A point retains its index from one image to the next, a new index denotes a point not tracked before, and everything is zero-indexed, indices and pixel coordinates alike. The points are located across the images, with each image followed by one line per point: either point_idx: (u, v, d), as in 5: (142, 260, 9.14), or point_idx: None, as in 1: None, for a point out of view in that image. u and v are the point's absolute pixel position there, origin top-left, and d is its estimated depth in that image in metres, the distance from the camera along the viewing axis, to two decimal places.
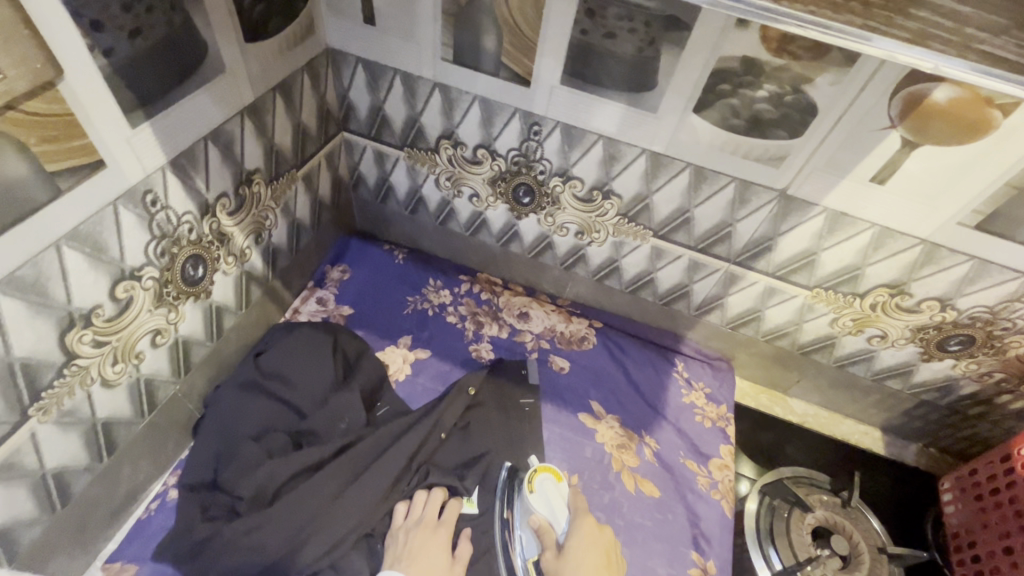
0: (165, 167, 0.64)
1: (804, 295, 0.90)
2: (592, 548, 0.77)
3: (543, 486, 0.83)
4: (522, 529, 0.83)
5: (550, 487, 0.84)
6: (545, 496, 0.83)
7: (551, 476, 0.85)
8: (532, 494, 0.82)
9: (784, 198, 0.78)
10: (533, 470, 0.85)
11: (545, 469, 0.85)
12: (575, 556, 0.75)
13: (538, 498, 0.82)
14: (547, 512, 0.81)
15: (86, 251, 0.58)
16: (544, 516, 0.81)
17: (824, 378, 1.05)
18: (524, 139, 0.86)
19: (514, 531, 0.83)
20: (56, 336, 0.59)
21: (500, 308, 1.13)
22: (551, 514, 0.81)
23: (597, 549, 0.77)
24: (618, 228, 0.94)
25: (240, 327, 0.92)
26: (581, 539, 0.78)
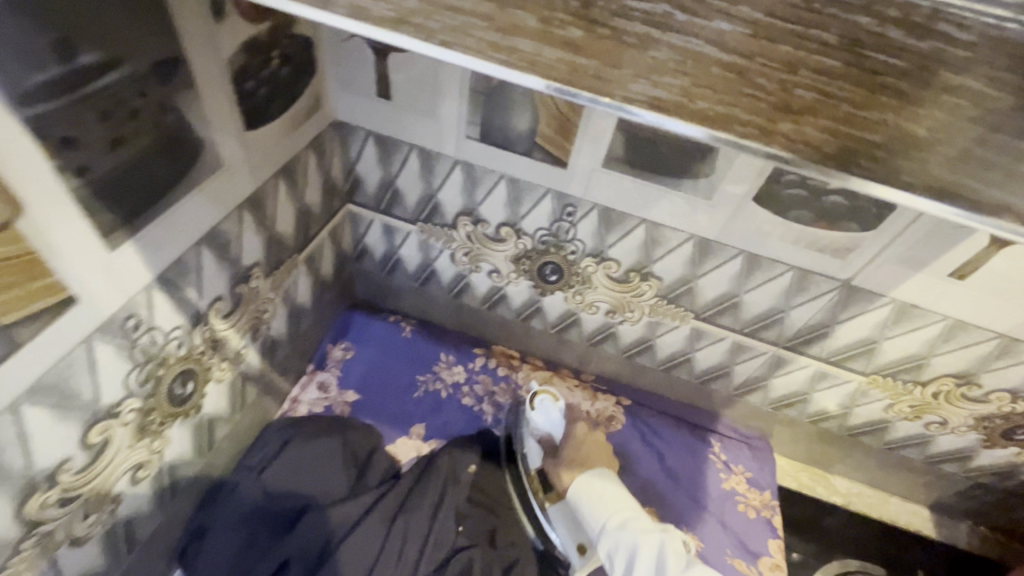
0: (150, 286, 0.54)
1: (859, 380, 0.83)
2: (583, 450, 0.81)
3: (542, 403, 0.85)
4: (528, 442, 0.87)
5: (549, 407, 0.85)
6: (544, 411, 0.85)
7: (550, 396, 0.86)
8: (533, 412, 0.85)
9: (847, 287, 0.71)
10: (533, 391, 0.87)
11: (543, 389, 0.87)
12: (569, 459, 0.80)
13: (538, 415, 0.85)
14: (546, 424, 0.84)
15: (53, 402, 0.47)
16: (546, 430, 0.84)
17: (873, 458, 0.97)
18: (555, 219, 0.78)
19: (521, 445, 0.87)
20: (12, 509, 0.47)
21: (519, 386, 1.04)
22: (551, 428, 0.84)
23: (594, 453, 0.81)
24: (655, 309, 0.85)
25: (235, 433, 0.80)
26: (576, 445, 0.82)
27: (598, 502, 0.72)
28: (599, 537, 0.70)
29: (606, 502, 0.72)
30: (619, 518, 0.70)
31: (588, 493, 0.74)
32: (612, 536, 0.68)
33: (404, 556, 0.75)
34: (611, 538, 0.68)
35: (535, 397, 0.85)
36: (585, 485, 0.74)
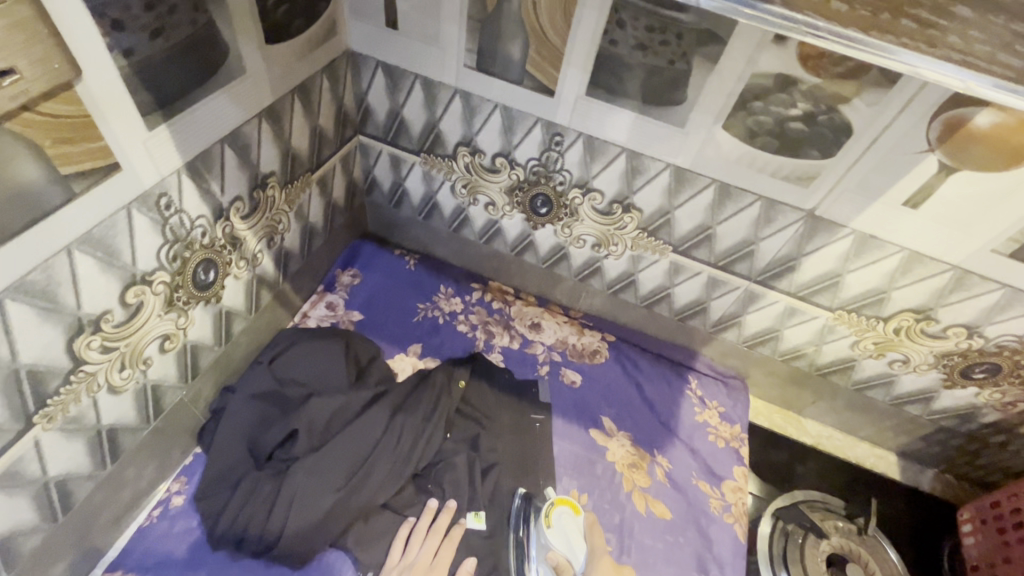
0: (181, 170, 0.62)
1: (825, 316, 0.88)
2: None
3: (561, 520, 0.79)
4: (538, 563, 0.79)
5: (568, 521, 0.79)
6: (562, 530, 0.78)
7: (569, 510, 0.80)
8: (549, 530, 0.78)
9: (811, 218, 0.76)
10: (550, 503, 0.80)
11: (562, 501, 0.81)
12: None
13: (555, 535, 0.78)
14: (565, 549, 0.77)
15: (98, 256, 0.57)
16: (564, 554, 0.77)
17: (842, 400, 1.02)
18: (544, 148, 0.84)
19: (530, 568, 0.78)
20: (64, 342, 0.57)
21: (512, 317, 1.11)
22: (568, 549, 0.77)
23: None
24: (637, 242, 0.92)
25: (250, 332, 0.90)
26: None
27: None
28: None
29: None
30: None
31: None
32: None
33: (399, 445, 0.81)
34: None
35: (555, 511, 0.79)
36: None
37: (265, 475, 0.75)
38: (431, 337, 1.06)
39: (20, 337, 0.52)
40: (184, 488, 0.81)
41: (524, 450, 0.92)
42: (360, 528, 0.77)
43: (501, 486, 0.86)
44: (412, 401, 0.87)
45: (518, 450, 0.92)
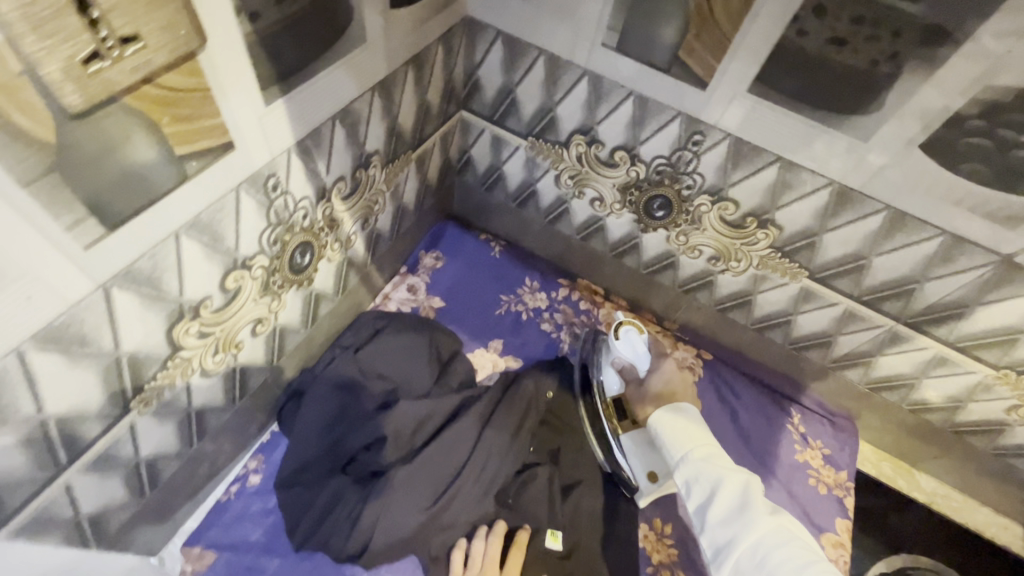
0: (291, 149, 0.56)
1: (984, 373, 0.75)
2: (671, 381, 0.73)
3: (626, 334, 0.83)
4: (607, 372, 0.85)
5: (634, 338, 0.83)
6: (629, 341, 0.82)
7: (635, 329, 0.84)
8: (616, 341, 0.83)
9: (1006, 265, 0.62)
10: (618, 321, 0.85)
11: (629, 320, 0.85)
12: (654, 390, 0.74)
13: (621, 345, 0.82)
14: (629, 355, 0.81)
15: (204, 241, 0.52)
16: (629, 361, 0.82)
17: (972, 463, 0.90)
18: (678, 148, 0.73)
19: (599, 374, 0.85)
20: (165, 329, 0.53)
21: (599, 321, 1.03)
22: (633, 356, 0.81)
23: (677, 379, 0.74)
24: (765, 261, 0.80)
25: (334, 314, 0.86)
26: (662, 374, 0.76)
27: (683, 429, 0.62)
28: (677, 463, 0.60)
29: (696, 433, 0.62)
30: (704, 451, 0.60)
31: (674, 423, 0.63)
32: (694, 463, 0.59)
33: (488, 464, 0.75)
34: (692, 465, 0.59)
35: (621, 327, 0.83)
36: (672, 418, 0.64)
37: (349, 482, 0.71)
38: (512, 333, 1.00)
39: (124, 326, 0.48)
40: (262, 467, 0.80)
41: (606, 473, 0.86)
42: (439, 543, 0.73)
43: (581, 509, 0.81)
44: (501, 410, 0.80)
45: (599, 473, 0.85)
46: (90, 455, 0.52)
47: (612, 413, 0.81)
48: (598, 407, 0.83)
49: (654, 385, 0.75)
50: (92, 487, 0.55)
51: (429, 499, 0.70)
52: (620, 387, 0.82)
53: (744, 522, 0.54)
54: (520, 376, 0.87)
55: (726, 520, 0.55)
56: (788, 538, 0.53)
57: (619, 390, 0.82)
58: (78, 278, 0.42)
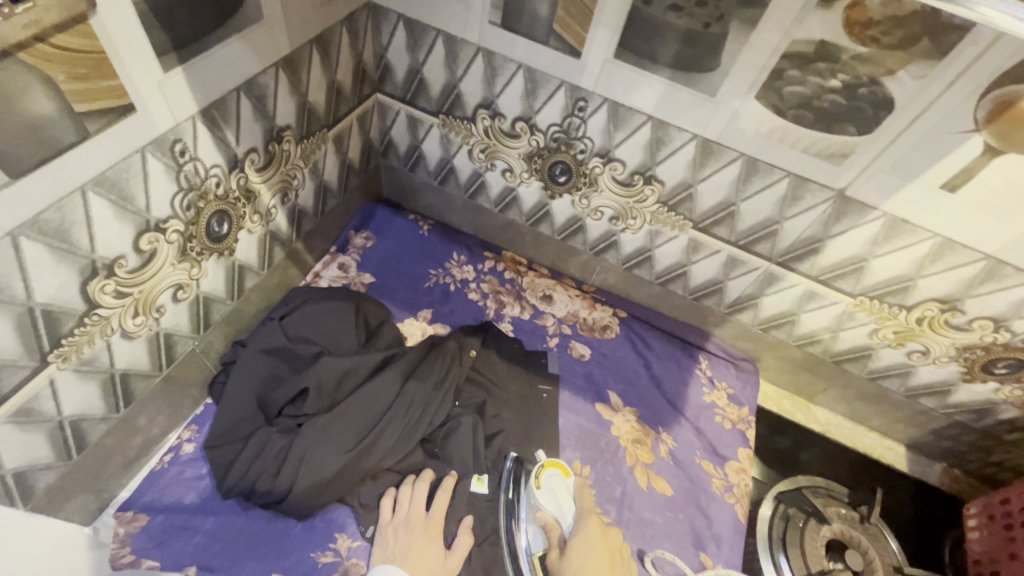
0: (196, 117, 0.61)
1: (845, 302, 0.86)
2: (595, 551, 0.70)
3: (549, 479, 0.78)
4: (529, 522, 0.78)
5: (558, 483, 0.78)
6: (551, 491, 0.77)
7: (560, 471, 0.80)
8: (539, 490, 0.77)
9: (840, 199, 0.73)
10: (540, 464, 0.79)
11: (552, 463, 0.80)
12: (574, 567, 0.69)
13: (544, 494, 0.77)
14: (552, 508, 0.76)
15: (112, 199, 0.56)
16: (552, 514, 0.77)
17: (854, 389, 1.01)
18: (567, 114, 0.82)
19: (521, 527, 0.78)
20: (79, 284, 0.57)
21: (523, 288, 1.10)
22: (557, 511, 0.76)
23: (601, 551, 0.70)
24: (656, 216, 0.89)
25: (261, 288, 0.90)
26: (584, 543, 0.71)
27: None
28: None
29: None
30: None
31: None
32: None
33: (410, 413, 0.80)
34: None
35: (542, 472, 0.78)
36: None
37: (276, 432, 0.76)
38: (441, 303, 1.06)
39: (35, 275, 0.52)
40: (195, 437, 0.83)
41: (529, 420, 0.93)
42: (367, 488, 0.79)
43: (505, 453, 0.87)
44: (424, 368, 0.86)
45: (522, 421, 0.92)
46: (8, 406, 0.55)
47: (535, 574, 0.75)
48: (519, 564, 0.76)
49: (574, 560, 0.70)
50: (13, 441, 0.58)
51: (352, 443, 0.75)
52: (544, 545, 0.76)
53: None
54: (444, 337, 0.94)
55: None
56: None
57: (543, 549, 0.76)
58: None
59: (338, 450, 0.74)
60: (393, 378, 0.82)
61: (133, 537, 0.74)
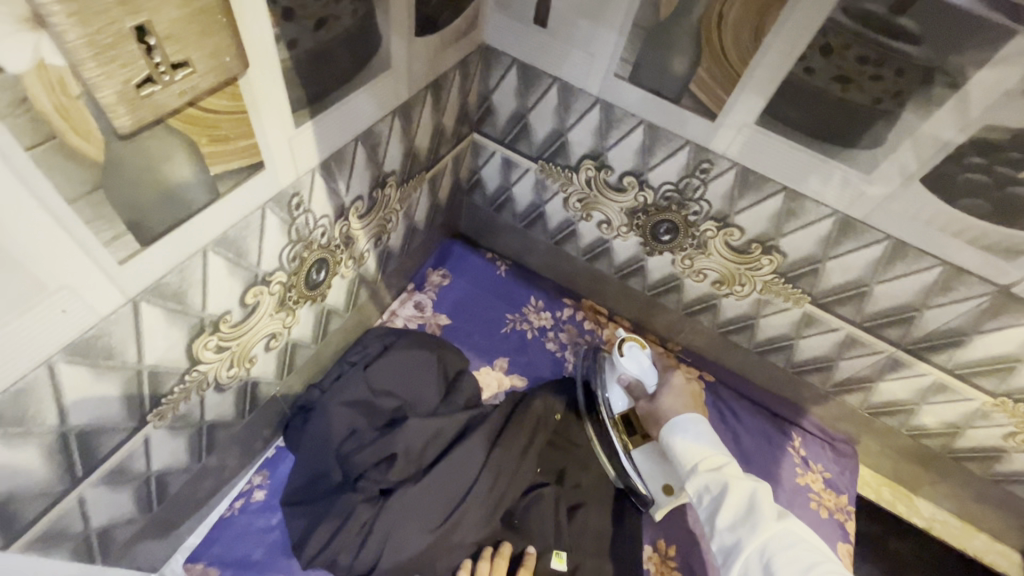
0: (315, 169, 0.58)
1: (981, 400, 0.77)
2: (683, 394, 0.78)
3: (630, 349, 0.83)
4: (611, 389, 0.85)
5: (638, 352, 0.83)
6: (634, 356, 0.82)
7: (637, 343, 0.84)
8: (621, 358, 0.82)
9: (1002, 295, 0.65)
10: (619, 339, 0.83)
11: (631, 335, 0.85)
12: (666, 404, 0.77)
13: (627, 361, 0.82)
14: (636, 371, 0.81)
15: (229, 257, 0.52)
16: (635, 376, 0.81)
17: (969, 488, 0.91)
18: (685, 174, 0.76)
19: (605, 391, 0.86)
20: (185, 343, 0.53)
21: (603, 341, 1.05)
22: (640, 373, 0.81)
23: (689, 395, 0.78)
24: (769, 286, 0.82)
25: (343, 329, 0.86)
26: (671, 390, 0.79)
27: (695, 441, 0.71)
28: (687, 475, 0.69)
29: (706, 442, 0.70)
30: (711, 460, 0.69)
31: (690, 429, 0.72)
32: (704, 476, 0.67)
33: (496, 484, 0.75)
34: (700, 474, 0.68)
35: (624, 342, 0.83)
36: (689, 423, 0.72)
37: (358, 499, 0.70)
38: (518, 351, 1.01)
39: (148, 339, 0.48)
40: (266, 483, 0.80)
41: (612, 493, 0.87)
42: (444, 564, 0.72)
43: (585, 529, 0.81)
44: (511, 433, 0.80)
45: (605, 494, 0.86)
46: (104, 468, 0.52)
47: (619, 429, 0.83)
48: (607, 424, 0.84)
49: (666, 399, 0.78)
50: (103, 501, 0.55)
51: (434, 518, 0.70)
52: (627, 404, 0.84)
53: (752, 525, 0.62)
54: (530, 395, 0.87)
55: (733, 524, 0.63)
56: (796, 538, 0.60)
57: (627, 407, 0.83)
58: (110, 292, 0.42)
59: (420, 524, 0.69)
60: (478, 444, 0.76)
61: None
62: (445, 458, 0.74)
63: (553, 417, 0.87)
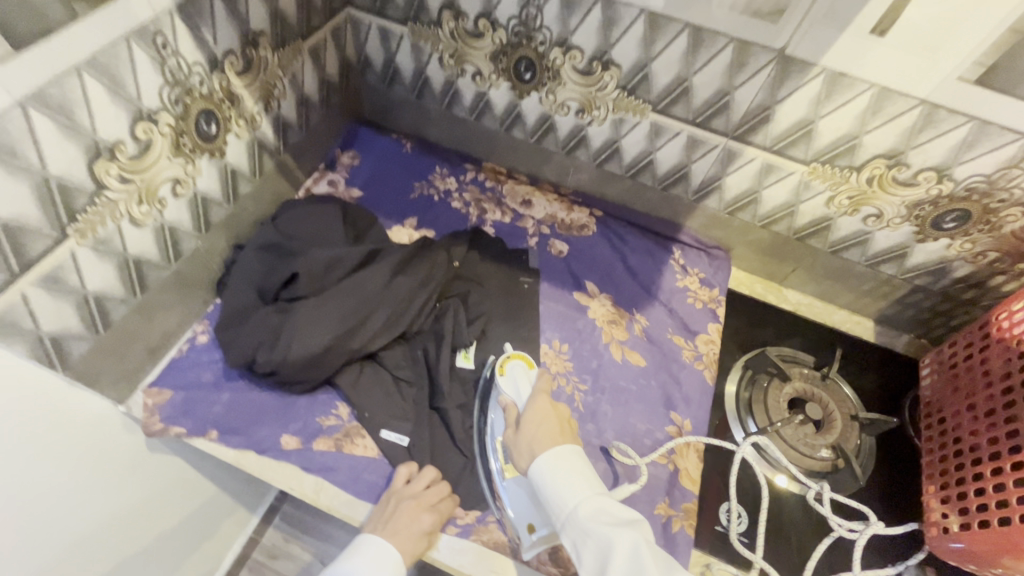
0: (173, 11, 0.67)
1: (800, 171, 0.90)
2: (546, 420, 0.72)
3: (512, 369, 0.83)
4: (495, 411, 0.84)
5: (520, 373, 0.83)
6: (513, 379, 0.82)
7: (523, 363, 0.84)
8: (501, 378, 0.82)
9: (782, 58, 0.77)
10: (506, 355, 0.85)
11: (518, 356, 0.84)
12: (529, 433, 0.72)
13: (506, 381, 0.82)
14: (512, 393, 0.81)
15: (106, 83, 0.63)
16: (512, 398, 0.80)
17: (820, 266, 1.06)
18: (524, 5, 0.87)
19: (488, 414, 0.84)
20: (86, 163, 0.65)
21: (503, 196, 1.16)
22: (516, 396, 0.80)
23: (551, 420, 0.73)
24: (618, 103, 0.94)
25: (256, 196, 0.98)
26: (537, 414, 0.74)
27: (567, 484, 0.65)
28: (563, 523, 0.63)
29: (579, 482, 0.65)
30: (590, 504, 0.63)
31: (555, 472, 0.66)
32: (577, 524, 0.62)
33: (397, 302, 0.89)
34: (575, 526, 0.62)
35: (506, 361, 0.83)
36: (554, 462, 0.66)
37: (271, 311, 0.84)
38: (425, 210, 1.13)
39: (47, 148, 0.60)
40: (207, 329, 0.93)
41: (511, 307, 1.01)
42: (347, 372, 0.87)
43: (487, 333, 0.96)
44: (411, 266, 0.93)
45: (505, 308, 1.01)
46: (39, 269, 0.64)
47: (499, 454, 0.81)
48: (489, 448, 0.82)
49: (527, 427, 0.73)
50: (46, 305, 0.67)
51: (338, 322, 0.83)
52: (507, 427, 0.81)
53: None
54: (435, 243, 0.99)
55: None
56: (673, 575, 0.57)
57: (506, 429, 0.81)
58: None
59: (326, 325, 0.83)
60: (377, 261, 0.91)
61: (161, 409, 0.85)
62: (350, 283, 0.87)
63: (451, 254, 1.01)
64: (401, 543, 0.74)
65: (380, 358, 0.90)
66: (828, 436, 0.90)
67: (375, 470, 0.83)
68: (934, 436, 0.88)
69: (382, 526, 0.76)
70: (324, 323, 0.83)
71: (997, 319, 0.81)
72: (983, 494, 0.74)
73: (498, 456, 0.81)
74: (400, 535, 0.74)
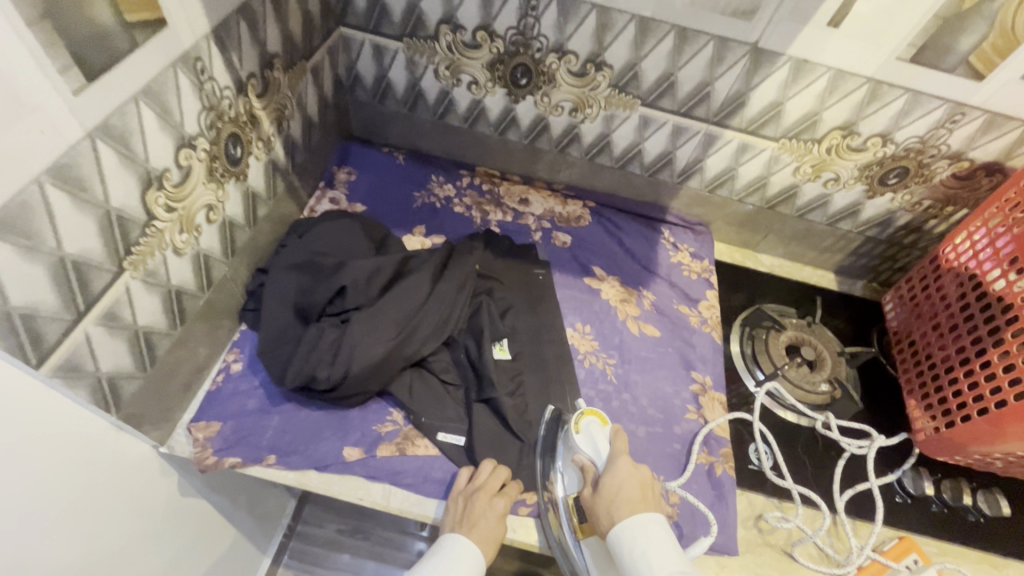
0: (209, 37, 0.68)
1: (771, 147, 1.04)
2: (628, 485, 0.72)
3: (588, 426, 0.81)
4: (567, 471, 0.83)
5: (596, 430, 0.81)
6: (590, 436, 0.80)
7: (597, 420, 0.82)
8: (577, 435, 0.80)
9: (755, 51, 0.90)
10: (579, 412, 0.83)
11: (592, 412, 0.83)
12: (610, 499, 0.71)
13: (583, 439, 0.80)
14: (589, 453, 0.79)
15: (157, 111, 0.63)
16: (588, 458, 0.79)
17: (788, 230, 1.21)
18: (522, 15, 0.94)
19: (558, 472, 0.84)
20: (140, 193, 0.64)
21: (501, 197, 1.22)
22: (594, 455, 0.79)
23: (634, 485, 0.72)
24: (610, 100, 1.04)
25: (270, 218, 0.97)
26: (617, 480, 0.73)
27: (646, 553, 0.63)
28: None
29: (657, 551, 0.63)
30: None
31: (634, 538, 0.65)
32: None
33: (442, 306, 0.93)
34: None
35: (580, 417, 0.81)
36: (633, 531, 0.65)
37: (326, 326, 0.85)
38: (430, 216, 1.16)
39: (109, 179, 0.59)
40: (240, 357, 0.90)
41: (532, 298, 1.07)
42: (400, 383, 0.89)
43: (516, 325, 1.02)
44: (448, 271, 0.98)
45: (527, 299, 1.06)
46: (99, 306, 0.62)
47: (570, 516, 0.79)
48: (557, 504, 0.81)
49: (608, 492, 0.72)
50: (104, 344, 0.65)
51: (394, 329, 0.87)
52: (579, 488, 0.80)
53: None
54: (460, 248, 1.05)
55: None
56: None
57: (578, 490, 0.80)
58: (71, 120, 0.52)
59: (382, 334, 0.86)
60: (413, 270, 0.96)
61: (212, 441, 0.82)
62: (396, 293, 0.90)
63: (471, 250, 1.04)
64: (480, 532, 0.77)
65: (428, 364, 0.93)
66: (822, 373, 1.05)
67: (440, 467, 0.86)
68: (908, 357, 1.05)
69: (457, 521, 0.78)
70: (382, 332, 0.86)
71: (944, 252, 0.99)
72: (960, 395, 0.90)
73: (568, 517, 0.79)
74: (478, 524, 0.77)
